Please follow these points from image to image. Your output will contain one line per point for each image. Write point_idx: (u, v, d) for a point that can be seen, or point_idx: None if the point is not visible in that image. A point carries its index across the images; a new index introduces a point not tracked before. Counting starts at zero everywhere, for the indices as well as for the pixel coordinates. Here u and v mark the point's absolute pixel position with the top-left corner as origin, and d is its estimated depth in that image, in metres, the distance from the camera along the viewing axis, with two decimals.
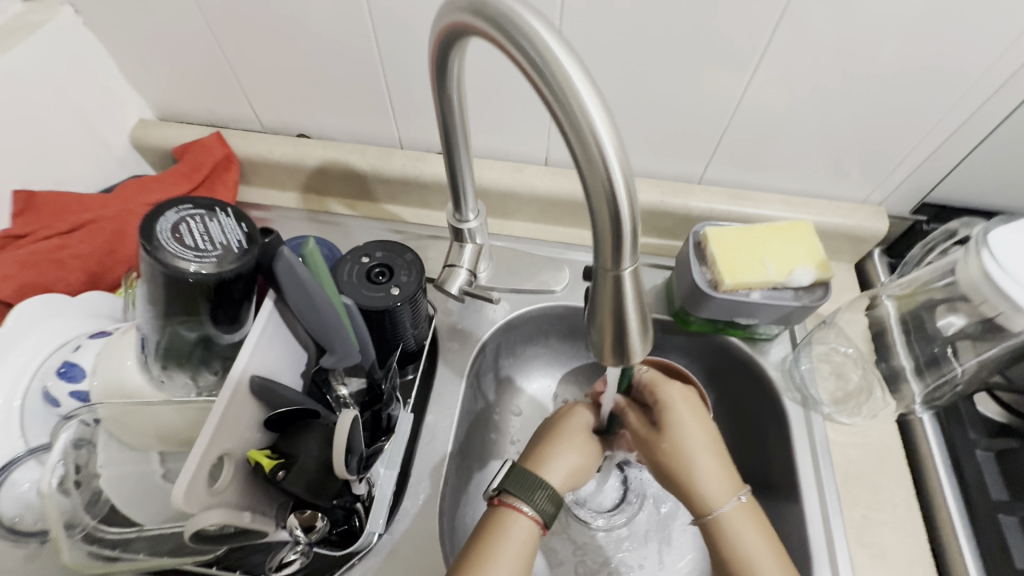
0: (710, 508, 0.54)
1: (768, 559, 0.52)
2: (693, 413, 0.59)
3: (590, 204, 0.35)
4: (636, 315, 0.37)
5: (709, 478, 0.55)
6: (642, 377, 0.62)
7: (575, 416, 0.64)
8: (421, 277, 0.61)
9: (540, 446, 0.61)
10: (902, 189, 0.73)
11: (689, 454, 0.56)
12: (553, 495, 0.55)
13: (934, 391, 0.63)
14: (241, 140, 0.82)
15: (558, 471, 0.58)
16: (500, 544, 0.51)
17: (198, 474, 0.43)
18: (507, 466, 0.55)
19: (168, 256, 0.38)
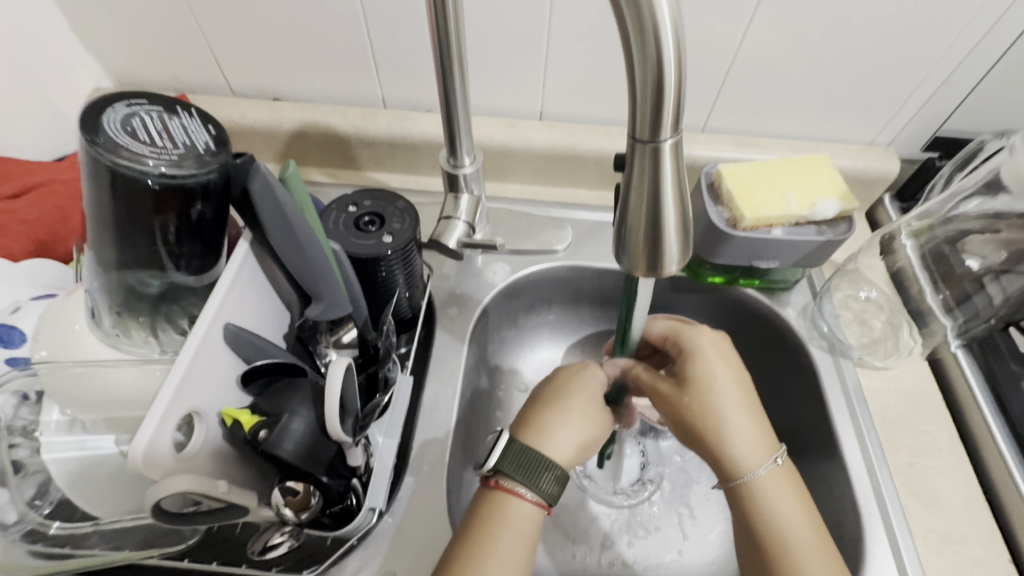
0: (743, 473, 0.47)
1: (806, 527, 0.46)
2: (723, 362, 0.51)
3: (633, 81, 0.30)
4: (676, 199, 0.32)
5: (742, 438, 0.48)
6: (660, 330, 0.55)
7: (584, 375, 0.53)
8: (415, 226, 0.54)
9: (546, 414, 0.49)
10: (911, 128, 0.70)
11: (720, 412, 0.48)
12: (558, 475, 0.46)
13: (968, 324, 0.60)
14: (209, 106, 0.75)
15: (566, 442, 0.48)
16: (497, 532, 0.43)
17: (162, 432, 0.35)
18: (503, 442, 0.46)
19: (120, 151, 0.33)
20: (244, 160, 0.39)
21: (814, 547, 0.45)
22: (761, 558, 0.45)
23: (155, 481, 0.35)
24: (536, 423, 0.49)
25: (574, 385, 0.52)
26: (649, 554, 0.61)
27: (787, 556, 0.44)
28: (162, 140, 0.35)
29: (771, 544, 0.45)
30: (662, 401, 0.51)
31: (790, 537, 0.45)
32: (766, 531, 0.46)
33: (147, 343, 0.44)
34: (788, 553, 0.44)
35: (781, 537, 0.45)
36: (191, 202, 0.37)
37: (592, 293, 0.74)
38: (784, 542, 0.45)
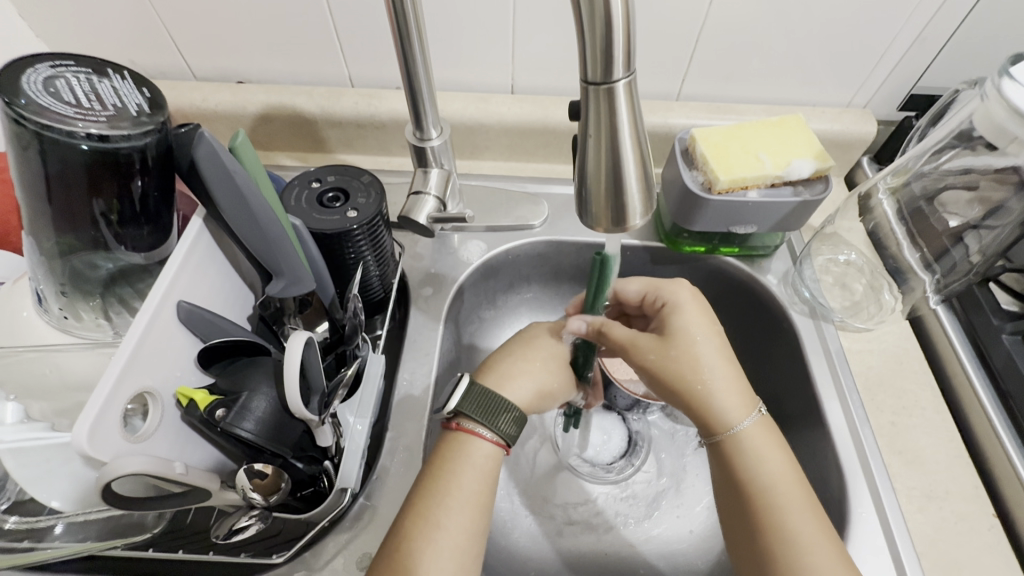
0: (727, 426, 0.47)
1: (789, 476, 0.46)
2: (703, 317, 0.51)
3: (581, 20, 0.28)
4: (633, 143, 0.31)
5: (727, 391, 0.48)
6: (637, 288, 0.54)
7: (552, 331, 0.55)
8: (381, 200, 0.52)
9: (508, 359, 0.51)
10: (886, 88, 0.69)
11: (704, 366, 0.48)
12: (518, 418, 0.48)
13: (947, 279, 0.59)
14: (170, 92, 0.72)
15: (527, 387, 0.50)
16: (451, 477, 0.44)
17: (109, 414, 0.34)
18: (464, 385, 0.47)
19: (42, 112, 0.32)
20: (188, 129, 0.38)
21: (797, 497, 0.44)
22: (746, 511, 0.45)
23: (104, 463, 0.34)
24: (496, 369, 0.51)
25: (541, 339, 0.54)
26: (633, 527, 0.60)
27: (771, 506, 0.44)
28: (89, 102, 0.34)
29: (756, 496, 0.45)
30: (644, 357, 0.49)
31: (776, 487, 0.45)
32: (752, 482, 0.46)
33: (99, 327, 0.45)
34: (772, 503, 0.44)
35: (767, 489, 0.45)
36: (132, 164, 0.36)
37: (571, 269, 0.73)
38: (769, 492, 0.45)
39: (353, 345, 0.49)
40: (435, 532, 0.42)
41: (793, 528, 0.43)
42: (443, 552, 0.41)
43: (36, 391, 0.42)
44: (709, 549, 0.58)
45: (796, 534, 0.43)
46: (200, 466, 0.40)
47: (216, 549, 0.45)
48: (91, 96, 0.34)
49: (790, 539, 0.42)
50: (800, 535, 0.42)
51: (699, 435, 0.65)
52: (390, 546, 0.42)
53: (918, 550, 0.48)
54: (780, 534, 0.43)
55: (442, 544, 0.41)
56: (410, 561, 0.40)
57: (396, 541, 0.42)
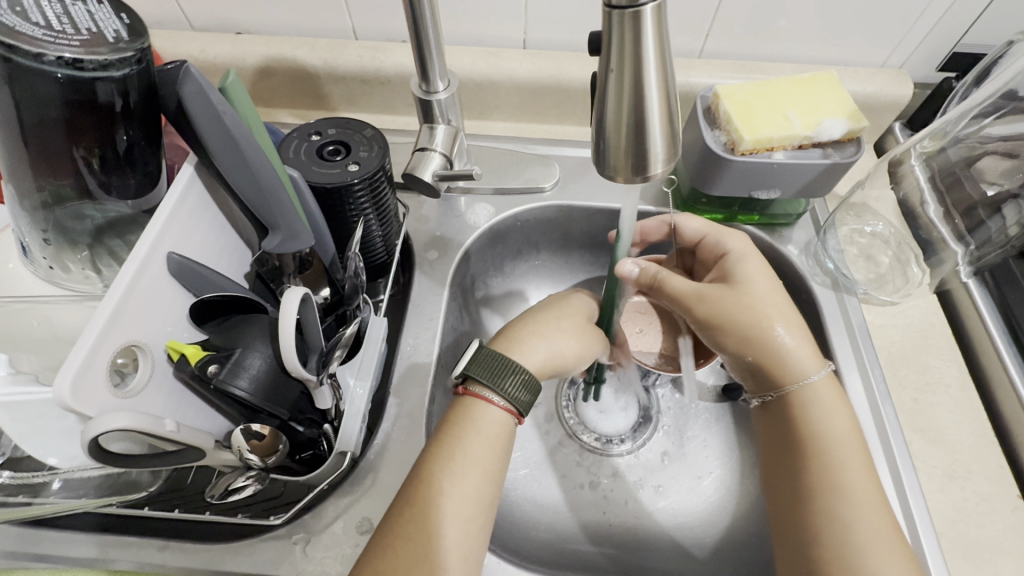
0: (791, 379, 0.47)
1: (851, 436, 0.45)
2: (766, 268, 0.50)
3: None
4: (659, 77, 0.29)
5: (797, 346, 0.47)
6: (694, 229, 0.54)
7: (570, 299, 0.53)
8: (384, 154, 0.49)
9: (520, 325, 0.50)
10: (925, 47, 0.64)
11: (777, 316, 0.47)
12: (528, 381, 0.45)
13: (980, 252, 0.56)
14: (167, 41, 0.69)
15: (541, 350, 0.47)
16: (467, 438, 0.43)
17: (93, 366, 0.32)
18: (472, 349, 0.45)
19: (9, 33, 0.30)
20: (174, 65, 0.35)
21: (857, 458, 0.44)
22: (802, 465, 0.45)
23: (90, 418, 0.32)
24: (510, 333, 0.49)
25: (557, 305, 0.52)
26: (640, 499, 0.58)
27: (827, 461, 0.44)
28: (62, 25, 0.32)
29: (812, 451, 0.45)
30: (714, 300, 0.48)
31: (837, 445, 0.44)
32: (806, 433, 0.46)
33: (88, 280, 0.44)
34: (830, 456, 0.44)
35: (826, 445, 0.44)
36: (111, 99, 0.34)
37: (581, 235, 0.70)
38: (827, 449, 0.44)
39: (353, 305, 0.47)
40: (435, 499, 0.40)
41: (850, 490, 0.42)
42: (442, 520, 0.40)
43: (26, 343, 0.41)
44: (717, 522, 0.57)
45: (849, 487, 0.42)
46: (192, 425, 0.39)
47: (212, 509, 0.44)
48: (63, 18, 0.32)
49: (843, 491, 0.42)
50: (854, 491, 0.42)
51: (710, 409, 0.63)
52: (389, 516, 0.40)
53: (936, 530, 0.46)
54: (833, 485, 0.43)
55: (443, 512, 0.40)
56: (408, 529, 0.39)
57: (395, 510, 0.40)
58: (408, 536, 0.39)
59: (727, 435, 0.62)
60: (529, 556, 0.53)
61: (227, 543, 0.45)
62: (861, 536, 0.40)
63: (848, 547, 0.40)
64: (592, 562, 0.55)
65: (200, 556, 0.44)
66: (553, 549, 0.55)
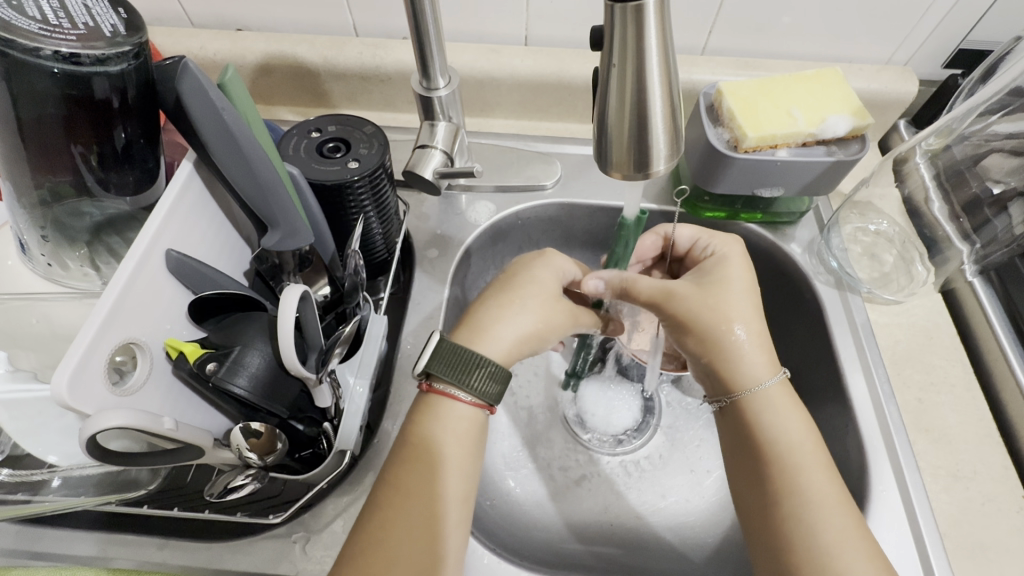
0: (746, 385, 0.46)
1: (807, 443, 0.45)
2: (745, 272, 0.50)
3: None
4: (661, 71, 0.28)
5: (753, 351, 0.47)
6: (688, 236, 0.54)
7: (537, 268, 0.50)
8: (385, 151, 0.49)
9: (485, 309, 0.48)
10: (929, 44, 0.63)
11: (732, 320, 0.47)
12: (494, 373, 0.44)
13: (986, 250, 0.55)
14: (167, 38, 0.68)
15: (506, 336, 0.46)
16: (432, 444, 0.43)
17: (91, 363, 0.32)
18: (432, 343, 0.44)
19: (6, 27, 0.30)
20: (172, 61, 0.35)
21: (815, 464, 0.44)
22: (760, 471, 0.45)
23: (87, 416, 0.32)
24: (472, 321, 0.47)
25: (524, 278, 0.49)
26: (639, 499, 0.58)
27: (783, 467, 0.44)
28: (58, 20, 0.32)
29: (770, 457, 0.44)
30: (682, 300, 0.47)
31: (793, 451, 0.44)
32: (761, 441, 0.45)
33: (87, 277, 0.43)
34: (787, 463, 0.44)
35: (782, 450, 0.44)
36: (109, 95, 0.34)
37: (583, 234, 0.69)
38: (784, 455, 0.44)
39: (353, 302, 0.47)
40: (406, 500, 0.41)
41: (811, 496, 0.42)
42: (413, 521, 0.40)
43: (25, 341, 0.41)
44: (718, 524, 0.56)
45: (808, 493, 0.42)
46: (191, 424, 0.39)
47: (212, 506, 0.44)
48: (59, 12, 0.32)
49: (803, 498, 0.42)
50: (816, 497, 0.42)
51: (712, 408, 0.63)
52: (365, 519, 0.40)
53: (941, 530, 0.46)
54: (791, 492, 0.42)
55: (412, 513, 0.40)
56: (380, 533, 0.39)
57: (366, 519, 0.40)
58: (381, 540, 0.39)
59: None
60: (530, 555, 0.53)
61: (227, 541, 0.45)
62: (822, 542, 0.40)
63: (814, 554, 0.40)
64: (583, 562, 0.54)
65: (200, 555, 0.44)
66: (553, 549, 0.55)
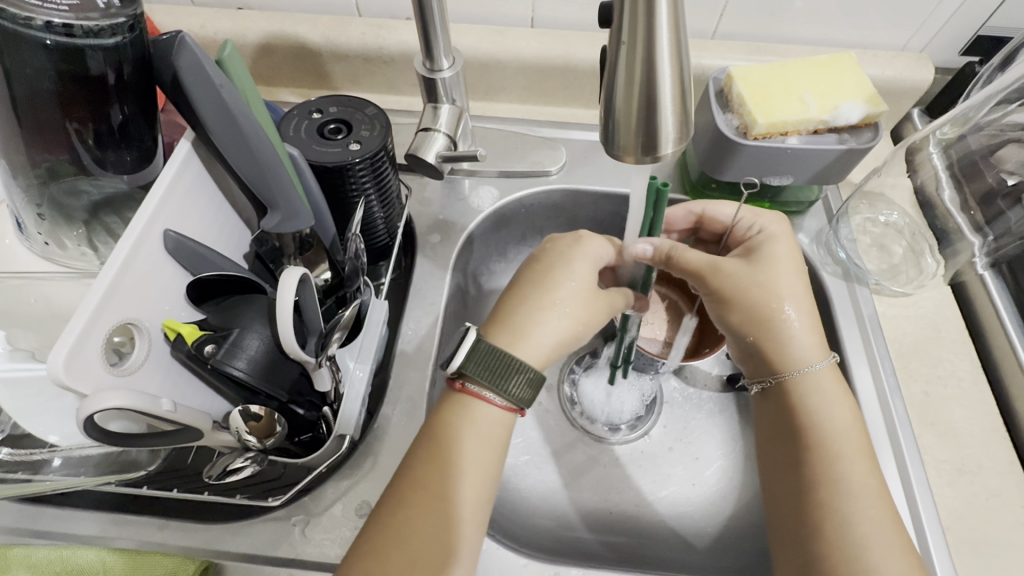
0: (796, 365, 0.46)
1: (852, 428, 0.44)
2: (790, 253, 0.49)
3: None
4: (671, 48, 0.28)
5: (803, 335, 0.46)
6: (733, 214, 0.53)
7: (574, 261, 0.48)
8: (387, 133, 0.48)
9: (520, 309, 0.46)
10: (946, 32, 0.62)
11: (784, 299, 0.46)
12: (532, 380, 0.44)
13: (998, 243, 0.55)
14: (167, 16, 0.67)
15: (546, 341, 0.45)
16: (464, 440, 0.43)
17: (87, 345, 0.31)
18: (469, 343, 0.43)
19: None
20: (169, 36, 0.34)
21: (857, 450, 0.43)
22: (802, 456, 0.44)
23: (86, 396, 0.32)
24: (515, 318, 0.46)
25: (561, 273, 0.47)
26: (642, 486, 0.58)
27: (830, 452, 0.43)
28: None
29: (817, 441, 0.44)
30: (729, 275, 0.47)
31: (840, 437, 0.44)
32: (805, 423, 0.45)
33: (84, 257, 0.44)
34: (830, 450, 0.43)
35: (829, 436, 0.44)
36: (104, 71, 0.33)
37: (588, 221, 0.68)
38: (831, 439, 0.44)
39: (354, 287, 0.47)
40: (427, 503, 0.40)
41: (852, 482, 0.42)
42: (430, 522, 0.40)
43: (22, 320, 0.41)
44: (717, 512, 0.57)
45: (850, 482, 0.42)
46: (190, 406, 0.38)
47: (211, 489, 0.44)
48: None
49: (839, 484, 0.42)
50: (856, 487, 0.42)
51: (714, 399, 0.62)
52: (379, 516, 0.40)
53: (944, 525, 0.46)
54: (834, 478, 0.42)
55: (431, 513, 0.40)
56: (395, 530, 0.39)
57: (390, 512, 0.40)
58: (396, 539, 0.39)
59: (729, 425, 0.61)
60: (529, 542, 0.53)
61: (226, 523, 0.45)
62: (862, 533, 0.40)
63: (845, 540, 0.40)
64: (585, 548, 0.55)
65: (199, 536, 0.44)
66: (551, 536, 0.55)
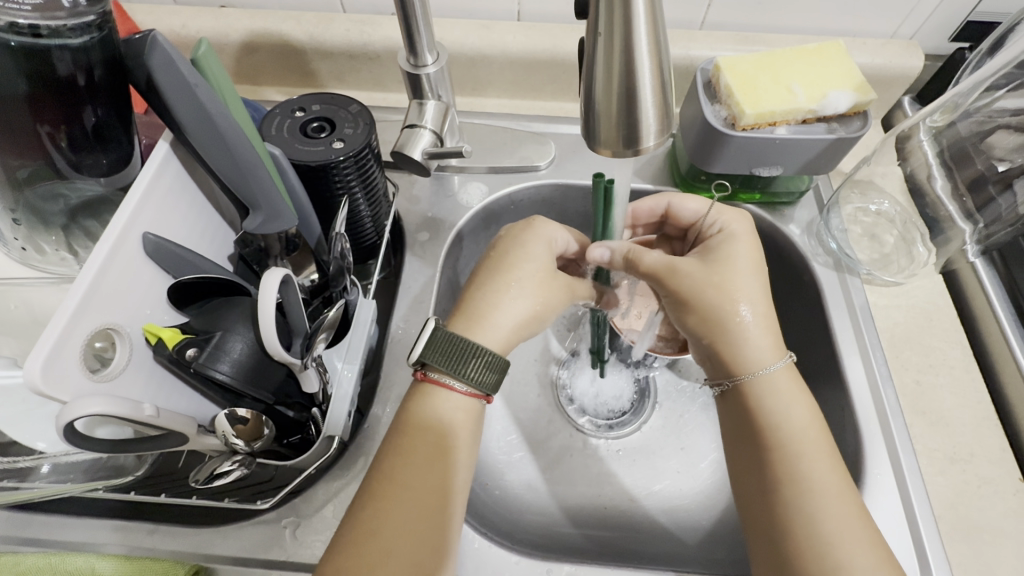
0: (749, 367, 0.46)
1: (812, 428, 0.44)
2: (749, 250, 0.48)
3: None
4: (649, 36, 0.27)
5: (757, 335, 0.46)
6: (694, 210, 0.52)
7: (528, 245, 0.48)
8: (371, 130, 0.47)
9: (480, 295, 0.47)
10: (935, 18, 0.61)
11: (737, 300, 0.46)
12: (491, 363, 0.44)
13: (990, 229, 0.54)
14: (148, 16, 0.67)
15: (504, 324, 0.46)
16: (408, 444, 0.42)
17: (66, 350, 0.31)
18: (427, 333, 0.43)
19: None
20: (141, 35, 0.33)
21: (816, 447, 0.43)
22: (761, 458, 0.44)
23: (65, 404, 0.31)
24: (468, 308, 0.46)
25: (517, 258, 0.48)
26: (637, 480, 0.58)
27: (788, 454, 0.43)
28: None
29: (776, 443, 0.44)
30: (685, 276, 0.47)
31: (797, 437, 0.43)
32: (764, 425, 0.45)
33: (64, 261, 0.44)
34: (790, 451, 0.43)
35: (786, 437, 0.43)
36: (73, 73, 0.33)
37: (578, 216, 0.68)
38: (791, 440, 0.43)
39: (339, 287, 0.46)
40: (398, 492, 0.40)
41: (815, 482, 0.42)
42: (406, 510, 0.39)
43: (11, 327, 0.43)
44: (712, 507, 0.56)
45: (815, 482, 0.41)
46: (175, 411, 0.38)
47: (199, 493, 0.44)
48: None
49: (803, 485, 0.41)
50: (819, 488, 0.41)
51: (708, 392, 0.62)
52: (356, 509, 0.40)
53: (936, 513, 0.46)
54: (796, 479, 0.42)
55: (407, 505, 0.40)
56: (372, 523, 0.39)
57: (360, 511, 0.40)
58: (372, 531, 0.38)
59: None
60: (524, 539, 0.53)
61: (216, 526, 0.44)
62: (830, 534, 0.40)
63: (815, 542, 0.40)
64: (578, 546, 0.54)
65: (189, 540, 0.44)
66: (545, 532, 0.55)
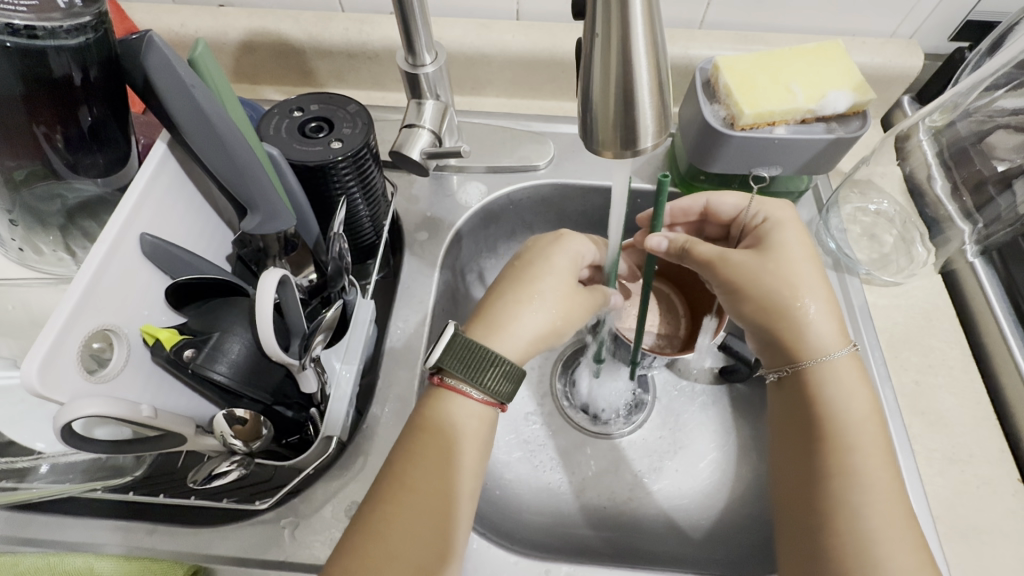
0: (809, 354, 0.46)
1: (870, 417, 0.44)
2: (803, 240, 0.49)
3: None
4: (646, 38, 0.27)
5: (820, 325, 0.46)
6: (733, 205, 0.52)
7: (552, 257, 0.48)
8: (369, 130, 0.47)
9: (498, 303, 0.46)
10: (934, 17, 0.61)
11: (803, 291, 0.46)
12: (508, 372, 0.44)
13: (989, 230, 0.54)
14: (146, 15, 0.66)
15: (523, 334, 0.45)
16: (435, 443, 0.42)
17: (63, 350, 0.31)
18: (446, 337, 0.43)
19: None
20: (136, 36, 0.33)
21: (873, 438, 0.43)
22: (815, 445, 0.44)
23: (62, 404, 0.31)
24: (487, 315, 0.46)
25: (539, 269, 0.48)
26: (640, 479, 0.58)
27: (843, 443, 0.43)
28: None
29: (832, 431, 0.43)
30: (738, 266, 0.47)
31: (853, 425, 0.43)
32: (822, 412, 0.44)
33: (61, 262, 0.44)
34: (845, 439, 0.43)
35: (844, 425, 0.43)
36: (69, 73, 0.32)
37: (578, 216, 0.68)
38: (846, 428, 0.43)
39: (338, 287, 0.46)
40: (403, 495, 0.40)
41: (867, 474, 0.41)
42: (416, 511, 0.40)
43: (6, 328, 0.43)
44: (711, 507, 0.56)
45: (863, 473, 0.41)
46: (173, 412, 0.38)
47: (198, 494, 0.44)
48: None
49: (853, 476, 0.41)
50: (868, 480, 0.41)
51: (707, 392, 0.62)
52: (364, 512, 0.40)
53: (935, 514, 0.46)
54: (848, 468, 0.42)
55: (415, 508, 0.40)
56: (381, 525, 0.39)
57: (365, 513, 0.40)
58: (379, 536, 0.38)
59: (723, 418, 0.61)
60: (524, 539, 0.53)
61: (215, 527, 0.45)
62: (873, 524, 0.40)
63: (856, 534, 0.39)
64: (586, 543, 0.54)
65: (188, 540, 0.44)
66: (546, 532, 0.55)
